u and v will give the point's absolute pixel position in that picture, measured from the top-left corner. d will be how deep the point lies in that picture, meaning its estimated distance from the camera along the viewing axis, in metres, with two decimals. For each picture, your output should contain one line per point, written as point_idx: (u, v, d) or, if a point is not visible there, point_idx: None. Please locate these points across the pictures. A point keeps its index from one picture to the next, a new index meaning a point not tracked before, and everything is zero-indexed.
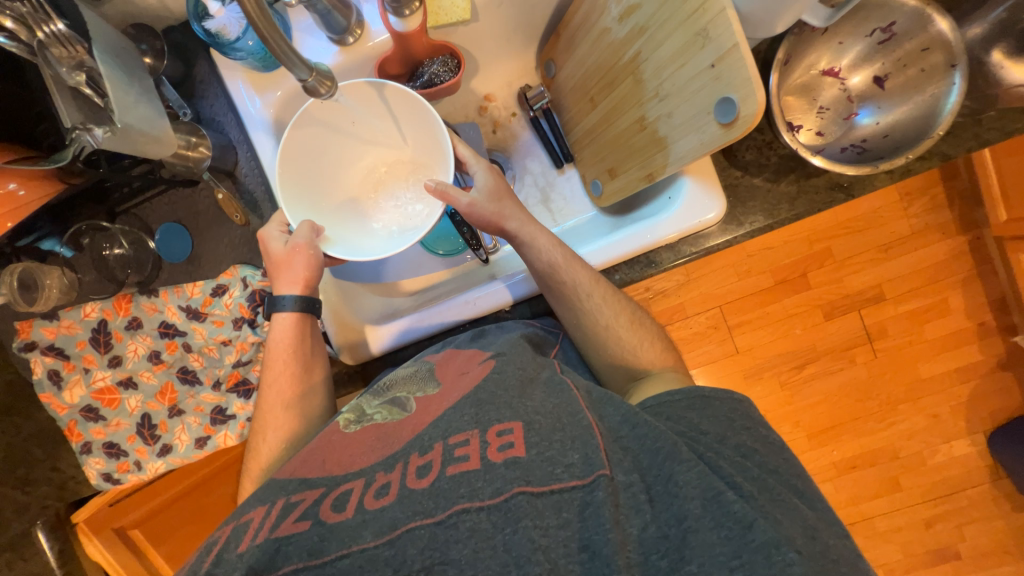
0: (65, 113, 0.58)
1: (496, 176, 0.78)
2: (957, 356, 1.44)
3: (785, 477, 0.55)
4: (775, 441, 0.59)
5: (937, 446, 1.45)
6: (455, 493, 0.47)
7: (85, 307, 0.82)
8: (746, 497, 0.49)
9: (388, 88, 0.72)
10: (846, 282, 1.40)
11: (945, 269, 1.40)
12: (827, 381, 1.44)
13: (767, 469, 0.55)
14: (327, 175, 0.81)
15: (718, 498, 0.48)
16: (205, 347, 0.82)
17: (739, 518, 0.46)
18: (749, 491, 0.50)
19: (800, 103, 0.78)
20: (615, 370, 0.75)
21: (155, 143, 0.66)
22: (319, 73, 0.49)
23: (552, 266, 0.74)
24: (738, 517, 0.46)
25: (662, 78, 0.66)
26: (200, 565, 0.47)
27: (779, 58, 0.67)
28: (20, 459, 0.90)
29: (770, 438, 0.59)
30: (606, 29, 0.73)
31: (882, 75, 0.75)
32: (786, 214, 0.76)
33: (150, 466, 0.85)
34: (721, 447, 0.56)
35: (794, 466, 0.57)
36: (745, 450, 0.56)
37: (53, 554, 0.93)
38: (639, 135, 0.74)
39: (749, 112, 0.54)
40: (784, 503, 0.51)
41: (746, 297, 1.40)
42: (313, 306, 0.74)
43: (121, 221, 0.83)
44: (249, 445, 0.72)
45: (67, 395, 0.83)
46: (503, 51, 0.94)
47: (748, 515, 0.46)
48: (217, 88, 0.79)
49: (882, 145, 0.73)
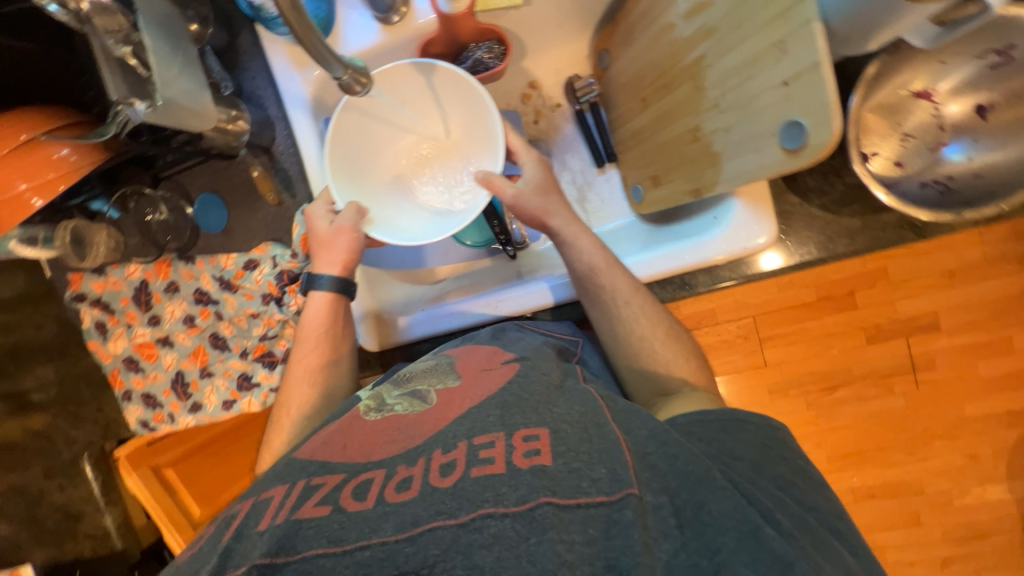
0: (113, 86, 0.57)
1: (545, 168, 0.76)
2: (1011, 399, 1.32)
3: (824, 516, 0.49)
4: (813, 476, 0.53)
5: (970, 488, 1.35)
6: (480, 496, 0.43)
7: (129, 266, 0.87)
8: (783, 535, 0.43)
9: (440, 70, 0.71)
10: (899, 307, 1.29)
11: (1015, 305, 1.27)
12: (859, 407, 1.36)
13: (805, 506, 0.49)
14: (374, 155, 0.78)
15: (756, 534, 0.42)
16: (236, 317, 0.86)
17: (780, 558, 0.40)
18: (788, 529, 0.44)
19: (881, 125, 0.68)
20: (643, 385, 0.68)
21: (195, 117, 0.66)
22: (354, 70, 0.48)
23: (591, 269, 0.71)
24: (780, 557, 0.40)
25: (726, 88, 0.59)
26: (218, 540, 0.48)
27: (866, 75, 0.59)
28: (72, 399, 1.01)
29: (808, 472, 0.53)
30: (669, 25, 0.67)
31: (987, 105, 0.66)
32: (845, 249, 0.71)
33: (182, 420, 0.90)
34: (756, 477, 0.49)
35: (830, 504, 0.50)
36: (782, 483, 0.50)
37: (97, 484, 1.03)
38: (690, 145, 0.69)
39: (820, 142, 0.49)
40: (827, 549, 0.44)
41: (784, 310, 1.33)
42: (349, 288, 0.74)
43: (163, 187, 0.86)
44: (273, 413, 0.72)
45: (112, 345, 0.88)
46: (552, 37, 0.88)
47: (808, 560, 0.41)
48: (259, 61, 0.78)
49: (972, 187, 0.66)
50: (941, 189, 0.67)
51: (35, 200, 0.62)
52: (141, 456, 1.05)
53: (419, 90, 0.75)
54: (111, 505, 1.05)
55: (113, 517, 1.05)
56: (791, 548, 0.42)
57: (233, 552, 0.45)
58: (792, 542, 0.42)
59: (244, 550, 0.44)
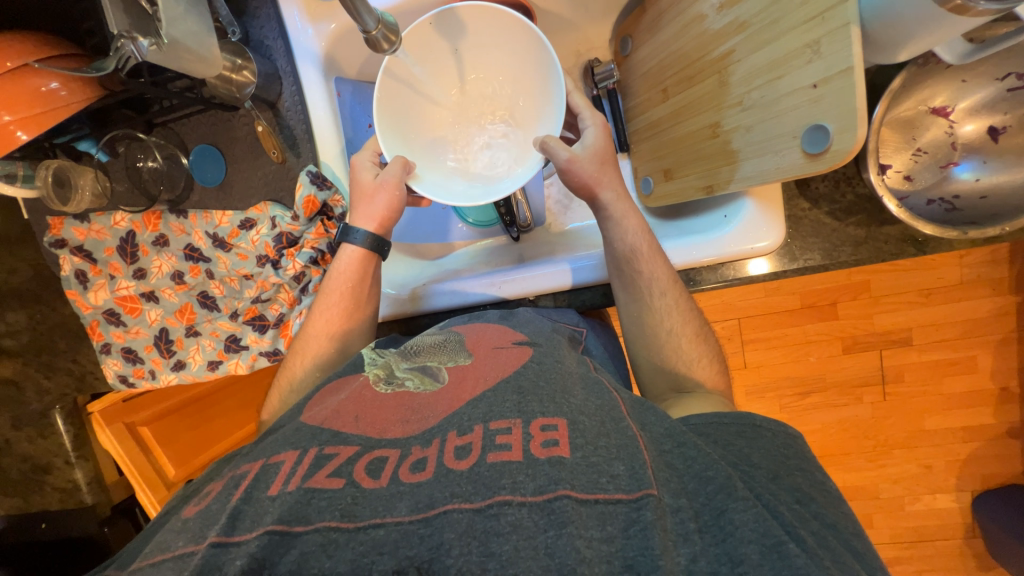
0: (113, 16, 0.54)
1: (608, 136, 0.71)
2: (970, 415, 1.38)
3: (845, 537, 0.45)
4: (834, 492, 0.49)
5: (921, 496, 1.42)
6: (497, 483, 0.43)
7: (115, 214, 0.83)
8: (809, 554, 0.40)
9: (487, 13, 0.69)
10: (877, 320, 1.35)
11: (985, 327, 1.32)
12: (829, 413, 1.42)
13: (825, 523, 0.46)
14: (421, 104, 0.76)
15: (780, 549, 0.39)
16: (227, 277, 0.83)
17: (799, 571, 0.37)
18: (812, 547, 0.40)
19: (896, 138, 0.70)
20: (658, 378, 0.69)
21: (199, 62, 0.63)
22: (385, 25, 0.47)
23: (633, 252, 0.70)
24: (797, 571, 0.38)
25: (752, 86, 0.59)
26: (227, 498, 0.47)
27: (893, 89, 0.60)
28: (46, 346, 0.95)
29: (828, 487, 0.50)
30: (700, 16, 0.66)
31: (1000, 127, 0.67)
32: (847, 257, 0.71)
33: (163, 378, 0.87)
34: (774, 487, 0.47)
35: (853, 524, 0.47)
36: (800, 496, 0.47)
37: (68, 438, 0.99)
38: (707, 142, 0.68)
39: (842, 148, 0.49)
40: (850, 571, 0.40)
41: (766, 315, 1.37)
42: (382, 246, 0.73)
43: (157, 134, 0.81)
44: (283, 363, 0.73)
45: (92, 296, 0.85)
46: (575, 17, 0.87)
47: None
48: (270, 9, 0.74)
49: (977, 207, 0.67)
50: (948, 207, 0.69)
51: (19, 132, 0.59)
52: (115, 413, 1.02)
53: (470, 35, 0.73)
54: (82, 461, 1.01)
55: (83, 472, 1.01)
56: (816, 566, 0.38)
57: (242, 514, 0.44)
58: (817, 561, 0.39)
59: (255, 514, 0.44)
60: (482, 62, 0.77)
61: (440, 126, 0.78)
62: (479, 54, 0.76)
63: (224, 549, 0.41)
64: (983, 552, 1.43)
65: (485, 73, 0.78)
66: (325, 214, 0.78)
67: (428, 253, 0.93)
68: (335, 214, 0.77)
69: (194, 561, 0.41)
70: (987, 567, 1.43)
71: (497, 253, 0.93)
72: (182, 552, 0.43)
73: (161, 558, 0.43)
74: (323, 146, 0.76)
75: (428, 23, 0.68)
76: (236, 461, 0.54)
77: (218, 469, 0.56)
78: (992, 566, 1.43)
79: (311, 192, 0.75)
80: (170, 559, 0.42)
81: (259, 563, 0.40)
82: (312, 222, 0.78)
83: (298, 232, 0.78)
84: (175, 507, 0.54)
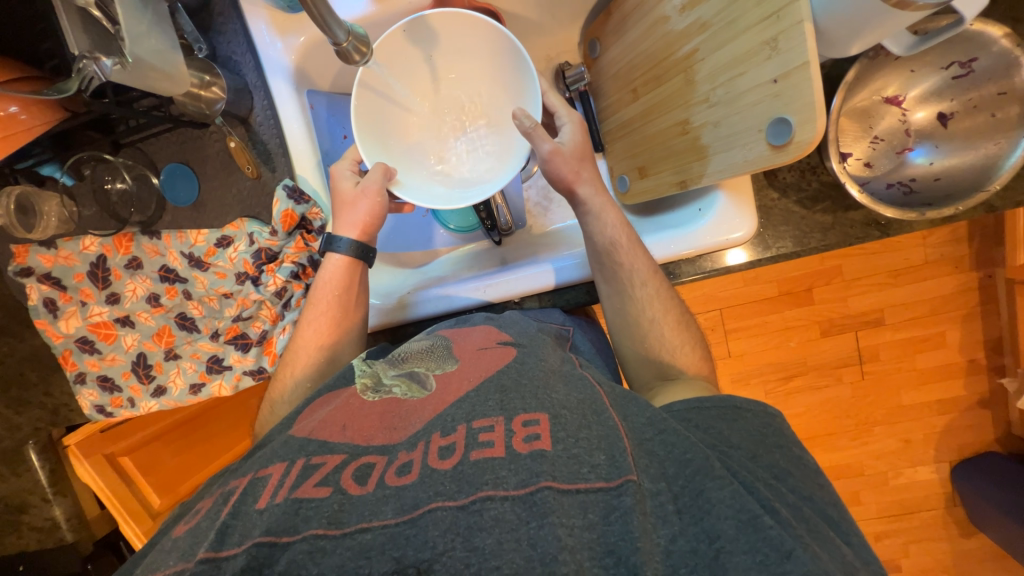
0: (73, 38, 0.53)
1: (585, 133, 0.72)
2: (941, 389, 1.44)
3: (820, 507, 0.47)
4: (810, 465, 0.51)
5: (902, 470, 1.47)
6: (480, 479, 0.44)
7: (84, 239, 0.81)
8: (782, 524, 0.41)
9: (461, 20, 0.70)
10: (849, 302, 1.40)
11: (950, 303, 1.38)
12: (811, 395, 1.46)
13: (801, 496, 0.47)
14: (398, 112, 0.76)
15: (755, 522, 0.40)
16: (206, 297, 0.81)
17: (775, 543, 0.39)
18: (787, 518, 0.42)
19: (854, 127, 0.74)
20: (645, 368, 0.71)
21: (166, 80, 0.62)
22: (356, 37, 0.47)
23: (613, 245, 0.71)
24: (773, 542, 0.39)
25: (717, 83, 0.61)
26: (217, 514, 0.46)
27: (848, 81, 0.63)
28: (14, 380, 0.91)
29: (805, 461, 0.51)
30: (664, 18, 0.68)
31: (948, 113, 0.71)
32: (816, 243, 0.74)
33: (143, 405, 0.84)
34: (752, 465, 0.49)
35: (830, 494, 0.49)
36: (778, 471, 0.49)
37: (44, 473, 0.95)
38: (678, 138, 0.70)
39: (805, 139, 0.52)
40: (824, 538, 0.42)
41: (745, 304, 1.41)
42: (367, 254, 0.73)
43: (124, 154, 0.79)
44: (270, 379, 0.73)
45: (63, 324, 0.82)
46: (544, 22, 0.89)
47: (812, 552, 0.39)
48: (237, 23, 0.73)
49: (932, 189, 0.71)
50: (905, 190, 0.72)
51: None
52: (94, 443, 0.98)
53: (442, 42, 0.74)
54: (59, 496, 0.97)
55: (62, 509, 0.98)
56: (790, 536, 0.40)
57: (231, 529, 0.43)
58: (791, 531, 0.40)
59: (243, 529, 0.43)
60: (457, 69, 0.78)
61: (419, 133, 0.79)
62: (454, 60, 0.77)
63: (213, 564, 0.41)
64: (963, 520, 1.49)
65: (461, 78, 0.79)
66: (304, 227, 0.77)
67: (410, 262, 0.93)
68: (313, 226, 0.77)
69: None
70: (967, 534, 1.49)
71: (479, 258, 0.93)
72: (172, 570, 0.42)
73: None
74: (298, 159, 0.75)
75: (404, 30, 0.69)
76: (225, 478, 0.54)
77: (208, 488, 0.55)
78: (972, 532, 1.49)
79: (289, 206, 0.74)
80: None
81: (250, 572, 0.40)
82: (291, 236, 0.77)
83: (277, 246, 0.77)
84: (161, 530, 0.52)
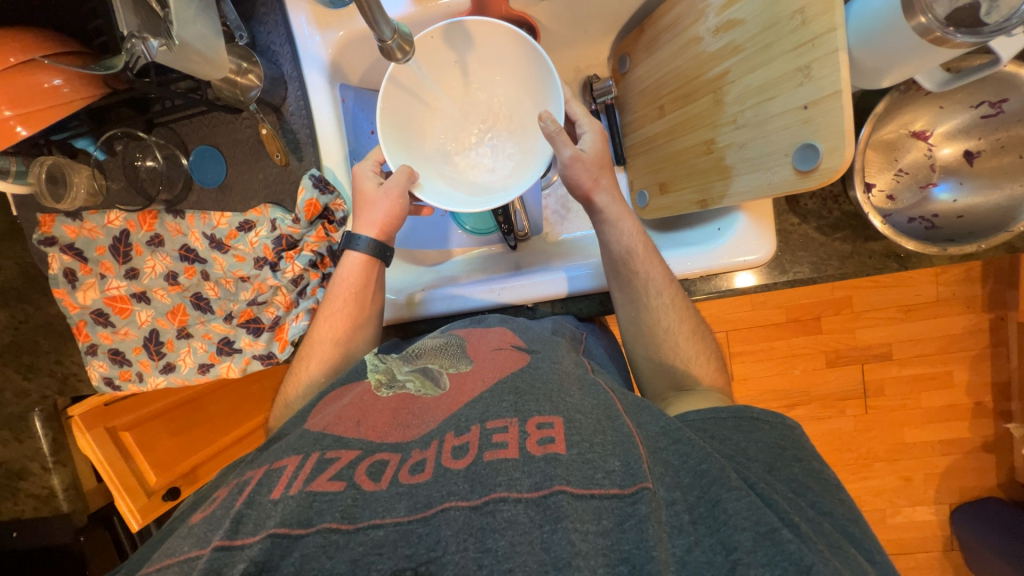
0: (123, 17, 0.55)
1: (604, 142, 0.73)
2: (947, 427, 1.42)
3: (842, 523, 0.46)
4: (831, 480, 0.50)
5: (901, 509, 1.45)
6: (493, 480, 0.44)
7: (110, 213, 0.82)
8: (801, 538, 0.41)
9: (496, 29, 0.71)
10: (858, 334, 1.39)
11: (960, 342, 1.37)
12: (814, 426, 1.44)
13: (822, 511, 0.47)
14: (427, 112, 0.78)
15: (773, 535, 0.40)
16: (223, 279, 0.82)
17: (796, 560, 0.38)
18: (806, 532, 0.42)
19: (879, 159, 0.74)
20: (658, 377, 0.71)
21: (207, 65, 0.64)
22: (400, 36, 0.49)
23: (628, 253, 0.72)
24: (792, 558, 0.38)
25: (746, 105, 0.62)
26: (231, 504, 0.47)
27: (878, 112, 0.63)
28: (28, 348, 0.92)
29: (826, 475, 0.50)
30: (697, 38, 0.69)
31: (974, 152, 0.71)
32: (834, 271, 0.74)
33: (151, 380, 0.85)
34: (771, 478, 0.49)
35: (852, 511, 0.48)
36: (797, 486, 0.49)
37: (45, 442, 0.95)
38: (703, 157, 0.71)
39: (831, 166, 0.52)
40: (843, 553, 0.42)
41: (754, 328, 1.41)
42: (384, 253, 0.74)
43: (157, 133, 0.81)
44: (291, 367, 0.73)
45: (81, 295, 0.83)
46: (576, 35, 0.90)
47: (833, 566, 0.38)
48: (278, 15, 0.75)
49: (954, 226, 0.71)
50: (927, 225, 0.72)
51: (19, 127, 0.61)
52: (96, 417, 0.99)
53: (476, 48, 0.75)
54: (60, 465, 0.97)
55: (60, 478, 0.97)
56: (808, 550, 0.39)
57: (246, 518, 0.44)
58: (811, 545, 0.40)
59: (257, 518, 0.44)
60: (486, 75, 0.79)
61: (443, 136, 0.80)
62: (484, 67, 0.78)
63: (227, 552, 0.42)
64: (960, 564, 1.46)
65: (492, 85, 0.79)
66: (326, 218, 0.78)
67: (426, 259, 0.94)
68: (335, 218, 0.78)
69: (200, 564, 0.41)
70: None
71: (491, 261, 0.94)
72: (187, 555, 0.43)
73: (166, 562, 0.43)
74: (326, 149, 0.77)
75: (439, 34, 0.70)
76: (242, 468, 0.55)
77: (225, 477, 0.57)
78: None
79: (314, 195, 0.76)
80: (175, 563, 0.42)
81: (260, 565, 0.40)
82: (313, 226, 0.78)
83: (298, 234, 0.78)
84: (182, 515, 0.54)
